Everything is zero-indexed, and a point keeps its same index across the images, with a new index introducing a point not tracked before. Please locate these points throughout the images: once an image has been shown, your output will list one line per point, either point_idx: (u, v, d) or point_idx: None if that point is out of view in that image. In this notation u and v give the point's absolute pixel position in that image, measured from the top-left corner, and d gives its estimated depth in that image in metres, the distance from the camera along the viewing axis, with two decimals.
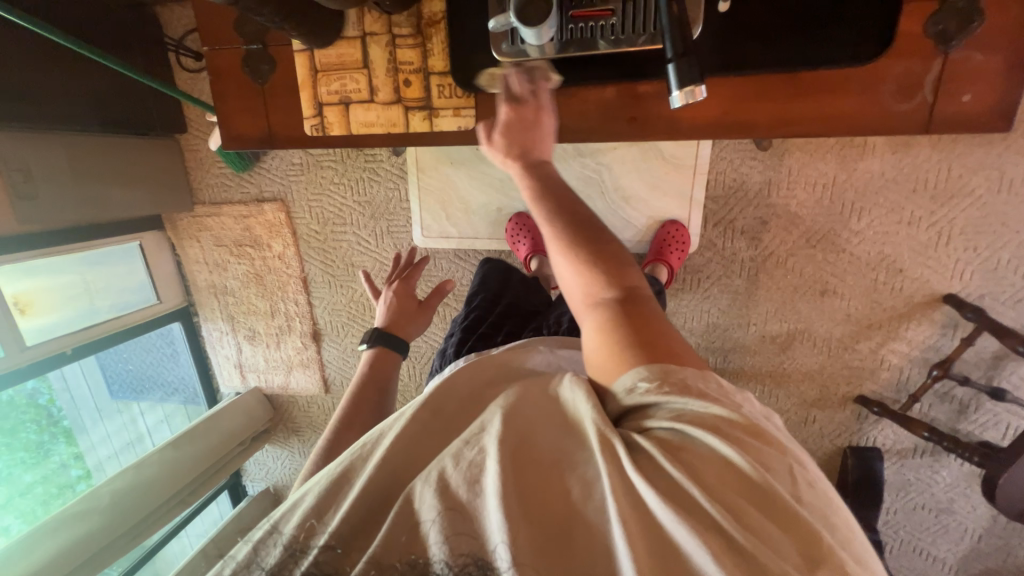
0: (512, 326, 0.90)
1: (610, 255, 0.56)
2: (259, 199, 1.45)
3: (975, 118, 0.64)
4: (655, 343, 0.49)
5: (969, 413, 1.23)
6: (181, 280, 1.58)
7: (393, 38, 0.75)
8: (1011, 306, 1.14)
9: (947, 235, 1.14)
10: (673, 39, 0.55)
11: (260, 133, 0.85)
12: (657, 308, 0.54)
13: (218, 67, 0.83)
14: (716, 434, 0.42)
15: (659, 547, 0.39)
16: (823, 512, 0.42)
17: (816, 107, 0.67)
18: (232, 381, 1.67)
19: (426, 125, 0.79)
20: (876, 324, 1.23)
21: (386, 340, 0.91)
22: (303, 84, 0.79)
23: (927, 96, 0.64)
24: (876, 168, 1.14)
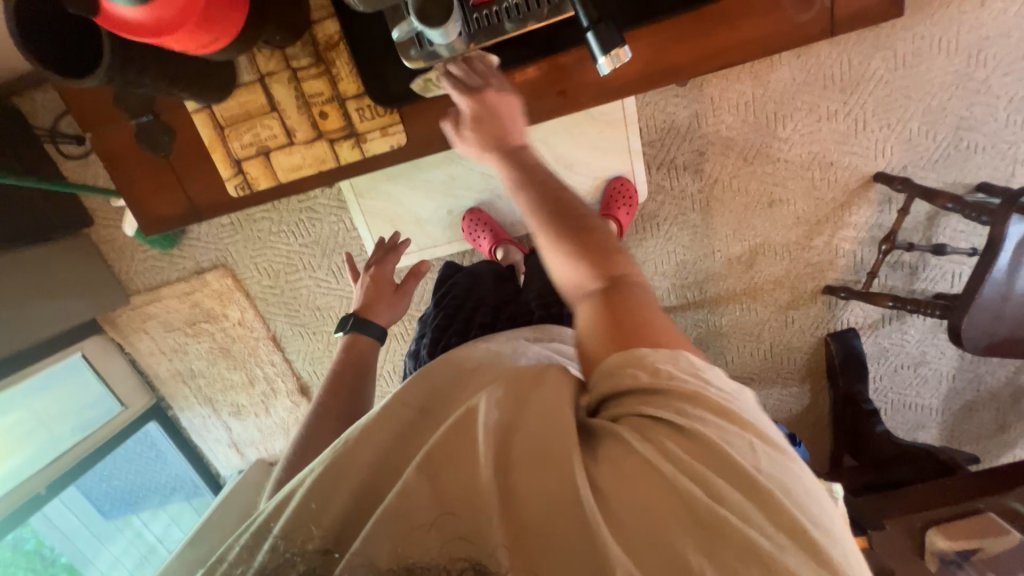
0: (479, 319, 0.85)
1: (598, 240, 0.57)
2: (198, 270, 1.36)
3: (870, 10, 0.67)
4: (638, 329, 0.49)
5: (920, 273, 1.34)
6: (142, 376, 1.47)
7: (295, 72, 0.72)
8: (931, 168, 1.24)
9: (863, 120, 1.22)
10: (585, 6, 0.55)
11: (180, 210, 0.79)
12: (647, 293, 0.54)
13: (110, 150, 0.76)
14: (680, 414, 0.42)
15: (633, 520, 0.39)
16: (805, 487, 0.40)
17: (727, 38, 0.69)
18: (230, 461, 1.59)
19: (357, 153, 0.75)
20: (823, 218, 1.31)
21: (360, 324, 0.86)
22: (212, 145, 0.74)
23: (825, 2, 0.67)
24: (787, 75, 1.19)
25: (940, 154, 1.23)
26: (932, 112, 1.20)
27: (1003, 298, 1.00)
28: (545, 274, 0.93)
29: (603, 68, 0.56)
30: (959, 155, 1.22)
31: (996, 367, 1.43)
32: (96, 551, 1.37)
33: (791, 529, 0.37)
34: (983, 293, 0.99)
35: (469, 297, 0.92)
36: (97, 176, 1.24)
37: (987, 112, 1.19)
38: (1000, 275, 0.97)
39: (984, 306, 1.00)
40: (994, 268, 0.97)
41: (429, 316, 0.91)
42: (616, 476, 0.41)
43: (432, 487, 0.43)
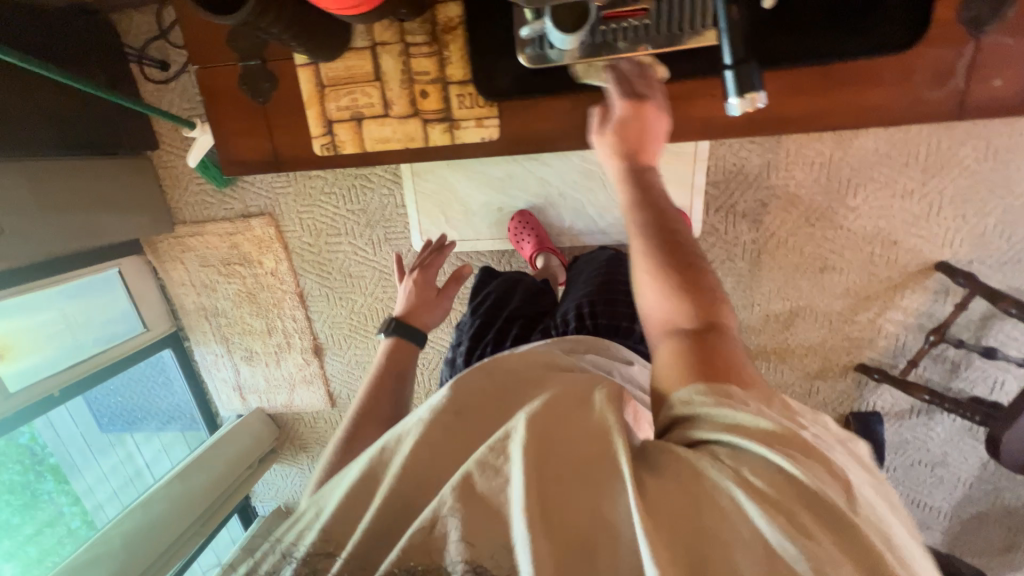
0: (517, 332, 0.84)
1: (697, 282, 0.53)
2: (244, 214, 1.38)
3: (1005, 101, 0.64)
4: (727, 373, 0.47)
5: (961, 371, 1.29)
6: (167, 304, 1.50)
7: (406, 47, 0.72)
8: (998, 269, 1.20)
9: (938, 206, 1.18)
10: (732, 43, 0.57)
11: (260, 157, 0.80)
12: (741, 349, 0.51)
13: (208, 86, 0.77)
14: (767, 446, 0.40)
15: (690, 553, 0.37)
16: (875, 522, 0.38)
17: (846, 101, 0.68)
18: (232, 404, 1.61)
19: (447, 138, 0.76)
20: (873, 295, 1.27)
21: (405, 331, 0.85)
22: (309, 101, 0.75)
23: (959, 82, 0.65)
24: (870, 144, 1.16)
25: (1011, 257, 1.18)
26: (1012, 212, 1.15)
27: None
28: (586, 287, 0.90)
29: (734, 108, 0.58)
30: None
31: (1018, 484, 1.37)
32: (87, 463, 1.39)
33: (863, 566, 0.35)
34: None
35: (507, 306, 0.90)
36: (172, 104, 1.26)
37: None
38: None
39: None
40: None
41: (465, 323, 0.90)
42: (662, 505, 0.40)
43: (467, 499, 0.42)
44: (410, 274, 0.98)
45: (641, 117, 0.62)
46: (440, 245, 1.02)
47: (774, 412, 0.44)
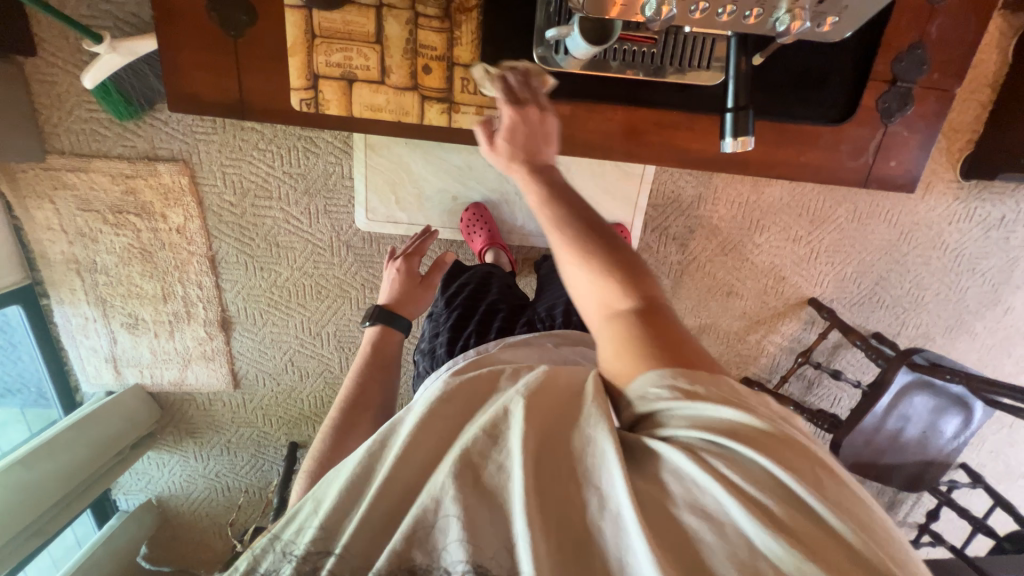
0: (500, 323, 0.83)
1: (623, 262, 0.60)
2: (150, 156, 1.16)
3: (898, 178, 0.93)
4: (679, 350, 0.52)
5: (815, 388, 1.59)
6: (22, 251, 1.20)
7: (416, 16, 0.76)
8: (849, 308, 1.50)
9: (817, 252, 1.44)
10: (737, 92, 0.68)
11: (225, 100, 0.80)
12: (675, 318, 0.57)
13: (166, 5, 0.74)
14: (741, 441, 0.43)
15: (670, 542, 0.40)
16: (853, 510, 0.40)
17: (793, 160, 0.92)
18: (100, 378, 1.36)
19: (443, 117, 0.83)
20: (762, 320, 1.51)
21: (387, 317, 0.90)
22: (293, 49, 0.76)
23: (869, 159, 0.92)
24: (777, 193, 1.37)
25: (859, 299, 1.49)
26: (864, 264, 1.46)
27: (879, 429, 1.22)
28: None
29: (727, 145, 0.70)
30: (870, 304, 1.50)
31: None
32: None
33: (837, 549, 0.38)
34: (865, 422, 1.20)
35: (483, 299, 0.90)
36: (65, 4, 1.01)
37: (899, 279, 1.47)
38: (881, 412, 1.20)
39: (863, 432, 1.22)
40: (878, 405, 1.19)
41: (440, 316, 0.88)
42: (648, 500, 0.43)
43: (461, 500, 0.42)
44: (394, 261, 1.01)
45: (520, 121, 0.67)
46: (423, 233, 1.04)
47: (749, 406, 0.46)
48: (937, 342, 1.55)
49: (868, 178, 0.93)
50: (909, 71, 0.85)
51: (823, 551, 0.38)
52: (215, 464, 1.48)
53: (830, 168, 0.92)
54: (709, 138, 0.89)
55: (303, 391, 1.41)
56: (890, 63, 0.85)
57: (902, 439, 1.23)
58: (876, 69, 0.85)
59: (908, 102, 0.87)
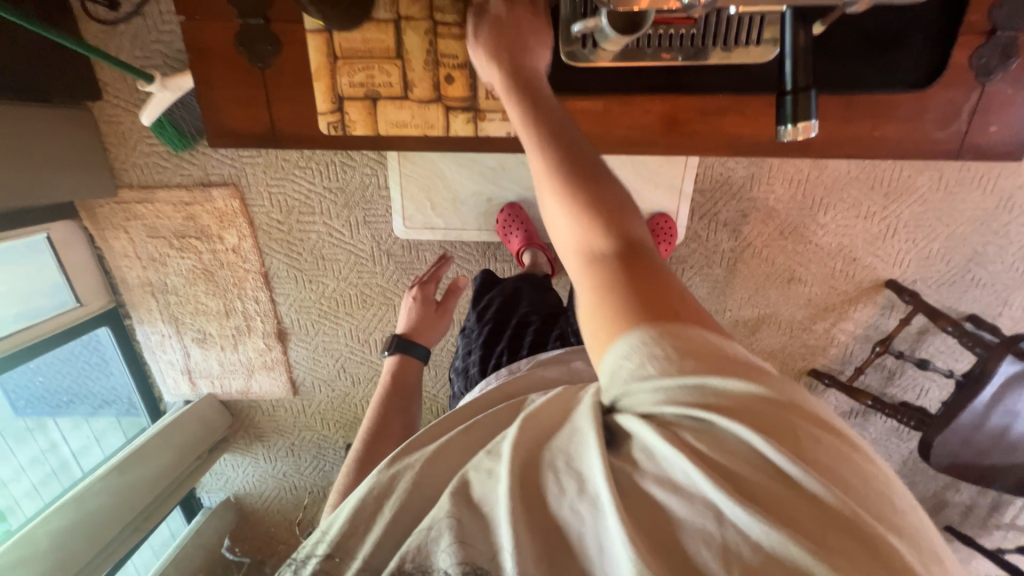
0: (531, 338, 0.81)
1: (600, 193, 0.52)
2: (204, 182, 1.24)
3: (1000, 145, 0.80)
4: (658, 299, 0.45)
5: (896, 379, 1.43)
6: (105, 278, 1.33)
7: (435, 25, 0.74)
8: (936, 288, 1.33)
9: (894, 229, 1.28)
10: (796, 72, 0.61)
11: (258, 129, 0.83)
12: (703, 321, 0.45)
13: (201, 42, 0.77)
14: (722, 414, 0.39)
15: (652, 533, 0.38)
16: (852, 488, 0.37)
17: (861, 134, 0.82)
18: (179, 389, 1.48)
19: (469, 127, 0.81)
20: (831, 307, 1.38)
21: (404, 347, 0.95)
22: (319, 74, 0.77)
23: (961, 126, 0.79)
24: (844, 167, 1.22)
25: (947, 279, 1.32)
26: (954, 239, 1.28)
27: (979, 426, 1.07)
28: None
29: (783, 134, 0.63)
30: (962, 284, 1.32)
31: (930, 478, 1.55)
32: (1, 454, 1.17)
33: (834, 529, 0.34)
34: (961, 418, 1.07)
35: (515, 310, 0.89)
36: (121, 50, 1.09)
37: (997, 253, 1.28)
38: (981, 407, 1.05)
39: (960, 430, 1.08)
40: (977, 399, 1.05)
41: (472, 332, 0.86)
42: (632, 489, 0.40)
43: (484, 523, 0.41)
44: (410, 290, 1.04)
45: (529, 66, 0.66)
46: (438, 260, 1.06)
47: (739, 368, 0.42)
48: None
49: (960, 148, 0.81)
50: (1011, 18, 0.72)
51: (820, 539, 0.34)
52: (282, 465, 1.58)
53: (914, 139, 0.81)
54: (764, 116, 0.80)
55: (357, 395, 1.47)
56: (985, 11, 0.73)
57: (1010, 437, 1.07)
58: (966, 20, 0.73)
59: (1010, 55, 0.74)
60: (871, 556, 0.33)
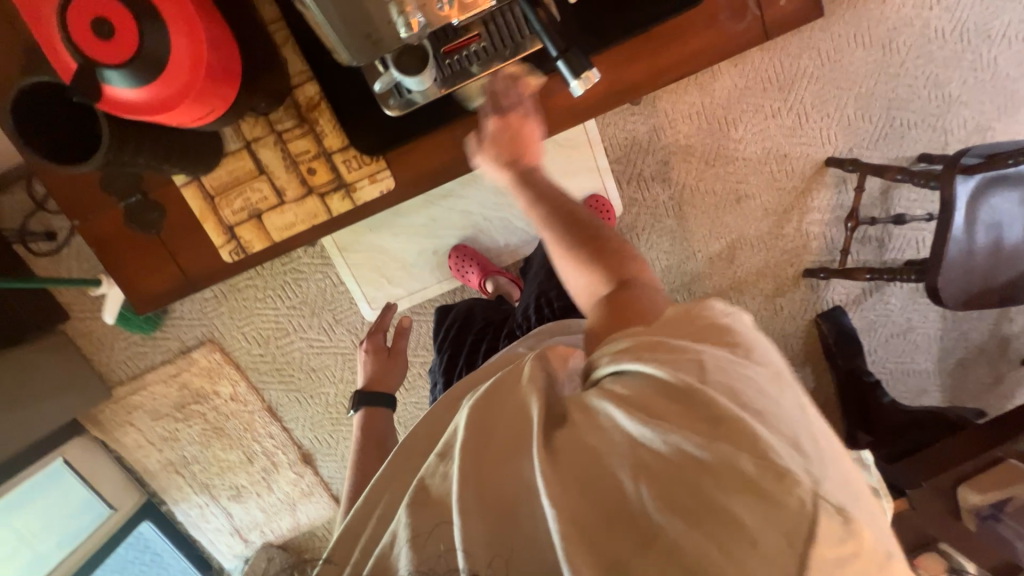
0: (485, 346, 0.94)
1: (593, 244, 0.67)
2: (184, 349, 1.31)
3: (797, 13, 0.76)
4: (630, 315, 0.58)
5: (888, 244, 1.42)
6: (129, 475, 1.36)
7: (280, 135, 0.79)
8: (874, 147, 1.34)
9: (805, 114, 1.32)
10: (551, 39, 0.62)
11: (171, 282, 0.86)
12: (654, 295, 0.62)
13: (96, 234, 0.82)
14: (641, 361, 0.48)
15: (577, 478, 0.44)
16: (733, 389, 0.44)
17: (672, 56, 0.79)
18: (234, 550, 1.47)
19: (347, 202, 0.83)
20: (789, 207, 1.39)
21: (371, 398, 0.97)
22: (203, 216, 0.82)
23: (756, 11, 0.76)
24: (730, 83, 1.28)
25: (879, 134, 1.34)
26: (863, 98, 1.31)
27: (972, 252, 1.05)
28: (535, 281, 1.03)
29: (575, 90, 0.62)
30: (895, 132, 1.33)
31: (976, 321, 1.50)
32: None
33: (710, 419, 0.42)
34: (950, 252, 1.04)
35: (470, 327, 1.00)
36: (70, 270, 1.20)
37: (908, 92, 1.31)
38: (961, 233, 1.04)
39: (955, 263, 1.05)
40: (953, 228, 1.03)
41: (435, 361, 0.99)
42: (561, 450, 0.46)
43: None
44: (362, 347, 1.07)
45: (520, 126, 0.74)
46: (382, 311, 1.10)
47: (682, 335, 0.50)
48: (997, 130, 1.34)
49: (768, 31, 0.77)
50: None
51: (701, 429, 0.42)
52: None
53: (720, 42, 0.78)
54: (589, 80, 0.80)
55: None
56: None
57: (1005, 248, 1.05)
58: None
59: None
60: (739, 435, 0.41)
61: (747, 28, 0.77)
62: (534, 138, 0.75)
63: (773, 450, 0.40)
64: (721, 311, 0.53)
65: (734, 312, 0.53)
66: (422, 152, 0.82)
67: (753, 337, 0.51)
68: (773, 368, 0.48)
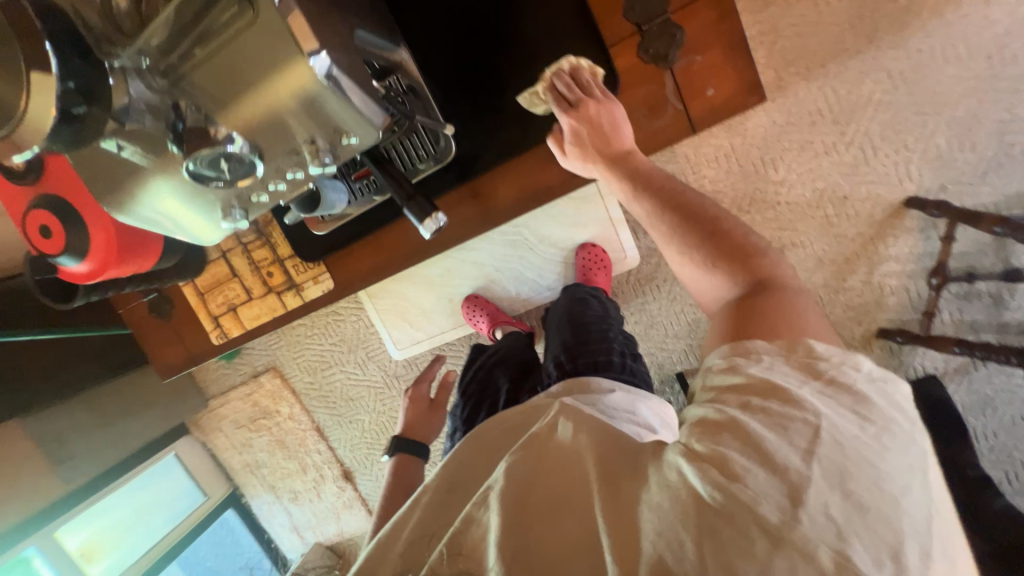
0: (506, 397, 0.86)
1: (709, 231, 0.58)
2: (255, 373, 1.59)
3: (722, 105, 0.73)
4: (756, 322, 0.49)
5: (1006, 302, 1.10)
6: (221, 470, 1.70)
7: (244, 245, 0.85)
8: (980, 182, 1.05)
9: (871, 148, 1.09)
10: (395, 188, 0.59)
11: (180, 358, 0.93)
12: (797, 300, 0.52)
13: (132, 320, 0.94)
14: (749, 414, 0.42)
15: (628, 542, 0.42)
16: (839, 467, 0.38)
17: None
18: (293, 545, 1.72)
19: (299, 299, 0.86)
20: (853, 256, 1.15)
21: (409, 446, 1.02)
22: (197, 308, 0.90)
23: (677, 105, 0.74)
24: (765, 120, 1.12)
25: (987, 166, 1.05)
26: (959, 123, 1.05)
27: None
28: (557, 335, 0.93)
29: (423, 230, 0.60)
30: (1013, 162, 1.03)
31: None
32: None
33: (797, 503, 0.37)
34: None
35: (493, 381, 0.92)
36: None
37: None
38: None
39: None
40: None
41: (455, 410, 0.94)
42: (620, 514, 0.44)
43: None
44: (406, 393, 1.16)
45: (604, 112, 0.68)
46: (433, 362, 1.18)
47: (831, 376, 0.43)
48: None
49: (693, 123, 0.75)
50: None
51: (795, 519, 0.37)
52: None
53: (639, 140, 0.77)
54: (499, 188, 0.80)
55: None
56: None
57: None
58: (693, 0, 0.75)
59: None
60: (827, 529, 0.37)
61: (665, 125, 0.75)
62: (620, 123, 0.68)
63: (857, 553, 0.36)
64: (856, 373, 0.44)
65: (882, 377, 0.44)
66: (377, 245, 0.81)
67: (892, 411, 0.42)
68: (914, 462, 0.40)
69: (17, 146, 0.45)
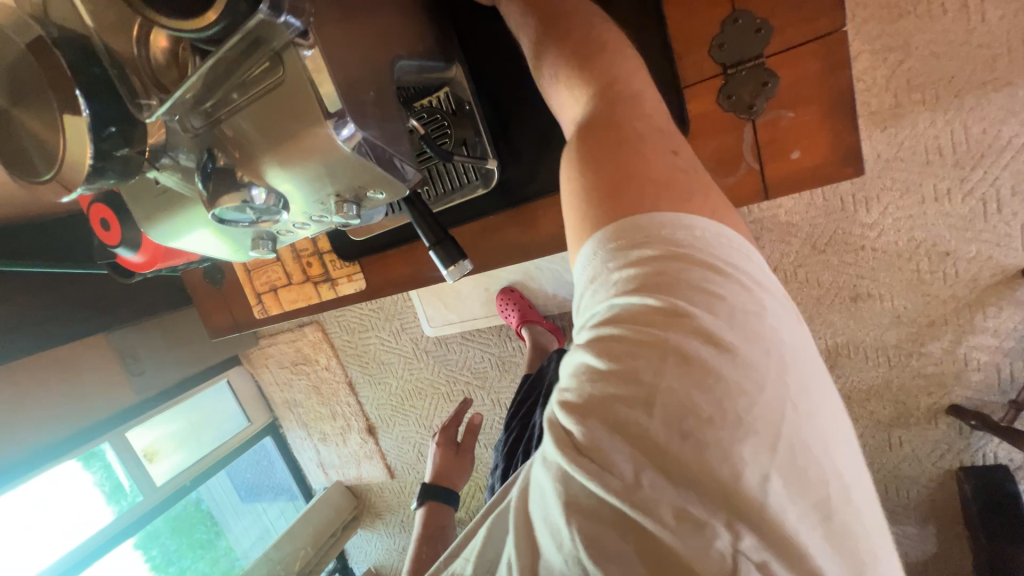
0: (539, 430, 0.79)
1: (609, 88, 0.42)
2: (300, 323, 1.71)
3: (809, 171, 0.63)
4: (626, 193, 0.37)
5: None
6: (264, 401, 1.88)
7: None
8: None
9: (994, 201, 0.92)
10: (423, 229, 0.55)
11: (227, 323, 1.01)
12: (675, 159, 0.39)
13: (190, 284, 1.02)
14: (605, 345, 0.34)
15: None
16: (690, 398, 0.31)
17: None
18: (319, 477, 1.91)
19: (333, 292, 0.89)
20: (939, 319, 1.01)
21: (435, 494, 1.02)
22: (244, 283, 0.96)
23: (751, 164, 0.65)
24: (867, 151, 0.97)
25: None
26: None
27: None
28: None
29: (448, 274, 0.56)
30: None
31: None
32: (234, 520, 1.84)
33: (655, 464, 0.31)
34: None
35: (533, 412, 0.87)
36: None
37: None
38: None
39: None
40: None
41: (499, 441, 0.90)
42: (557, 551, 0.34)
43: None
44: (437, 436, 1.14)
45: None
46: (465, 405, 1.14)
47: (704, 268, 0.34)
48: None
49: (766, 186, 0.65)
50: None
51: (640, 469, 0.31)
52: (399, 539, 1.82)
53: None
54: (542, 219, 0.77)
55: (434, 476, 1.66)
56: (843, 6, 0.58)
57: None
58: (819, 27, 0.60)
59: None
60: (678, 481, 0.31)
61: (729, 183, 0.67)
62: None
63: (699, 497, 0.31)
64: (725, 271, 0.34)
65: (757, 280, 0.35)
66: (412, 256, 0.80)
67: (771, 338, 0.33)
68: (778, 373, 0.32)
69: (65, 188, 0.43)
